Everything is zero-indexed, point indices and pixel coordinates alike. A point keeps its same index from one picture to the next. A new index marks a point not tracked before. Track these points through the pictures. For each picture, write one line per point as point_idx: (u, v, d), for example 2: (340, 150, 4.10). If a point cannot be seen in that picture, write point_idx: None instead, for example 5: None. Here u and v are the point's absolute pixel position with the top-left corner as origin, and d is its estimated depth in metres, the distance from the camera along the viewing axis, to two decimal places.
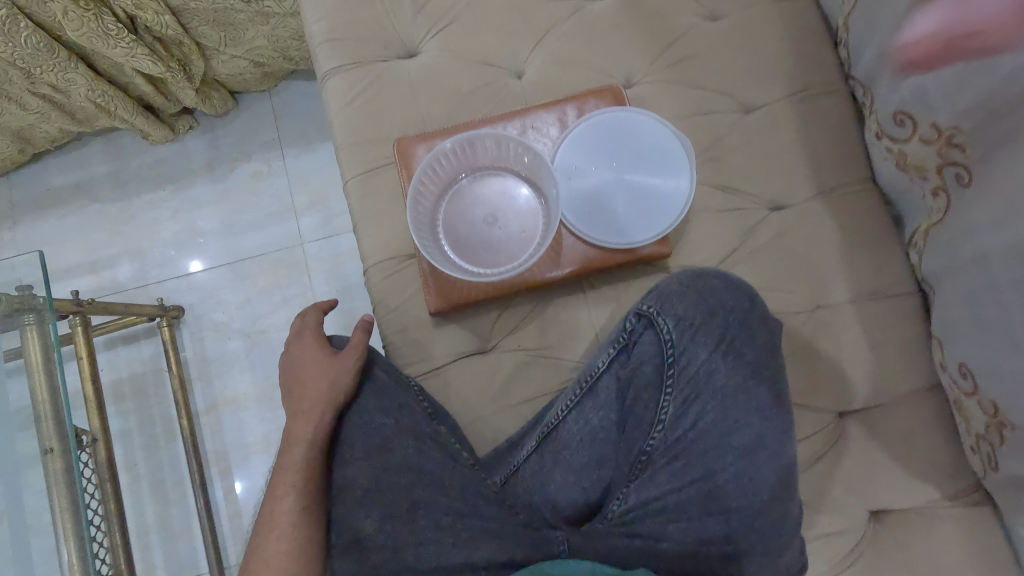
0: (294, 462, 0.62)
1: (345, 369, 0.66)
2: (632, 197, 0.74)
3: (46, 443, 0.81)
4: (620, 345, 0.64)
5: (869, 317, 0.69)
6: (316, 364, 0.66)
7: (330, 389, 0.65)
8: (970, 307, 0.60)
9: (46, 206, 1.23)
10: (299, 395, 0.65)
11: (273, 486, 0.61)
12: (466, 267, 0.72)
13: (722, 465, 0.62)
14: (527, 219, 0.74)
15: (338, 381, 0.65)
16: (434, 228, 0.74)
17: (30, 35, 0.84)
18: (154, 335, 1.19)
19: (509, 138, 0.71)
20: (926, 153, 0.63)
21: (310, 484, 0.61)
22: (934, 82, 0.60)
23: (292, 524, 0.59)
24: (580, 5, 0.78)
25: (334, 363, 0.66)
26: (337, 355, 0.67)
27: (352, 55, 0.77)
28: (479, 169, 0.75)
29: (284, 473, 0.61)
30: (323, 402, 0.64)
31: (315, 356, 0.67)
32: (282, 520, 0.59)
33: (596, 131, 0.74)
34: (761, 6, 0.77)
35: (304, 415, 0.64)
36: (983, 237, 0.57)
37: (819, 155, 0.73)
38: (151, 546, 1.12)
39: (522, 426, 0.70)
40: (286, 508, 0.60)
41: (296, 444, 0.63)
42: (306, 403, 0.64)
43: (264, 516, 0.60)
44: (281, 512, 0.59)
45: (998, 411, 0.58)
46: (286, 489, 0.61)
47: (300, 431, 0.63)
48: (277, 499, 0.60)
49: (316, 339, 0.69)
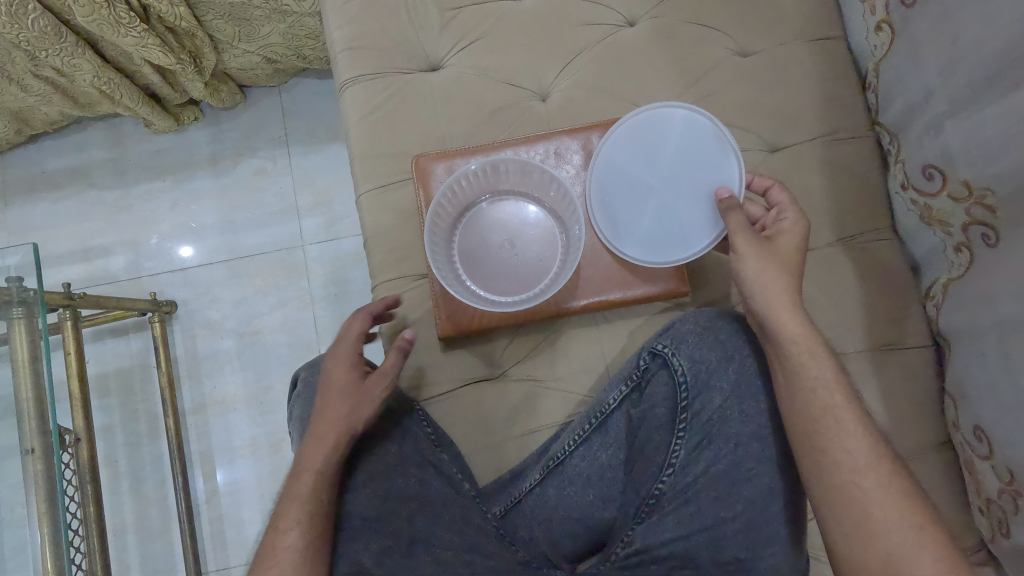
0: (302, 493, 0.58)
1: (369, 398, 0.62)
2: (672, 211, 0.70)
3: (28, 443, 0.77)
4: (633, 383, 0.65)
5: (882, 369, 0.69)
6: (340, 387, 0.62)
7: (351, 417, 0.61)
8: (986, 371, 0.59)
9: (40, 189, 1.20)
10: (318, 419, 0.61)
11: (278, 516, 0.57)
12: (480, 293, 0.71)
13: (731, 516, 0.59)
14: (546, 247, 0.73)
15: (359, 412, 0.61)
16: (449, 250, 0.72)
17: (38, 18, 0.80)
18: (144, 329, 1.16)
19: (534, 165, 0.70)
20: (953, 209, 0.62)
21: (317, 521, 0.57)
22: (967, 142, 0.59)
23: (295, 564, 0.55)
24: (610, 32, 0.77)
25: (357, 391, 0.62)
26: (363, 381, 0.62)
27: (373, 65, 0.76)
28: (499, 193, 0.73)
29: (291, 505, 0.57)
30: (341, 430, 0.60)
31: (341, 378, 0.63)
32: (285, 556, 0.55)
33: (631, 146, 0.71)
34: (793, 45, 0.76)
35: (319, 441, 0.60)
36: (1006, 303, 0.56)
37: (843, 201, 0.73)
38: (127, 547, 1.09)
39: (529, 455, 0.69)
40: (289, 542, 0.56)
41: (304, 472, 0.59)
42: (324, 429, 0.60)
43: (266, 548, 0.56)
44: (283, 547, 0.55)
45: (1013, 478, 0.57)
46: (292, 521, 0.57)
47: (312, 461, 0.59)
48: (281, 532, 0.56)
49: (348, 356, 0.64)
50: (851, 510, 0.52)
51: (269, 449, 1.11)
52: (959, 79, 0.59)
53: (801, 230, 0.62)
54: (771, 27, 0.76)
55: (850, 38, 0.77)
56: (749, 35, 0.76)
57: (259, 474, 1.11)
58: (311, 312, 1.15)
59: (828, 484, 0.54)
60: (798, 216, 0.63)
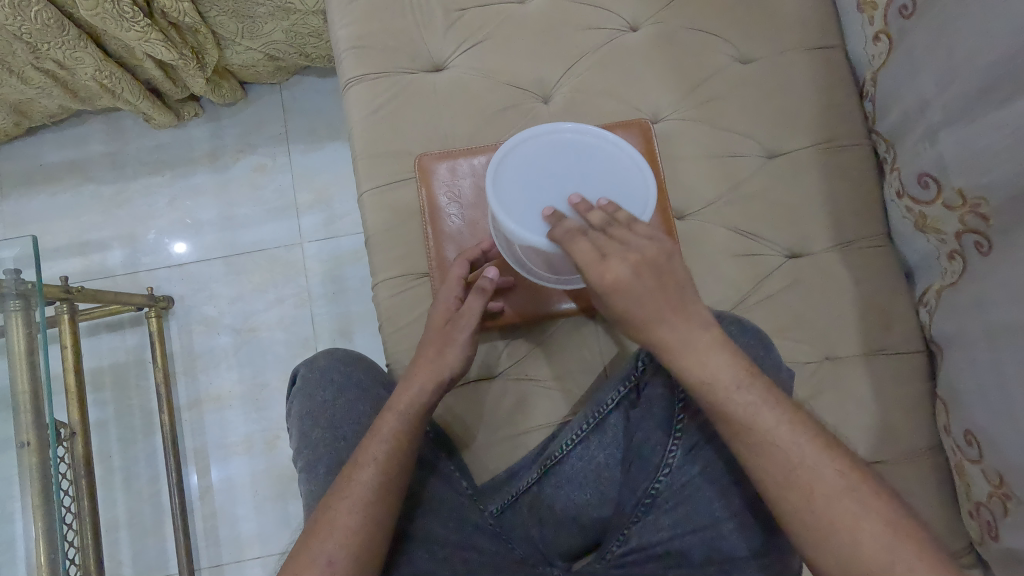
0: (386, 430, 0.58)
1: (458, 342, 0.64)
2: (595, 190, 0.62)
3: (23, 436, 0.76)
4: (630, 384, 0.65)
5: (876, 372, 0.70)
6: (432, 333, 0.65)
7: (439, 360, 0.63)
8: (976, 377, 0.60)
9: (37, 181, 1.19)
10: (412, 363, 0.63)
11: (358, 454, 0.58)
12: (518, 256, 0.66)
13: (725, 515, 0.59)
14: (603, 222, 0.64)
15: (448, 357, 0.63)
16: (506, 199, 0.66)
17: (41, 11, 0.80)
18: (140, 324, 1.16)
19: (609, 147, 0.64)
20: (946, 217, 0.63)
21: (395, 459, 0.57)
22: (960, 153, 0.60)
23: (366, 499, 0.55)
24: (612, 37, 0.77)
25: (447, 337, 0.64)
26: (453, 326, 0.64)
27: (378, 65, 0.76)
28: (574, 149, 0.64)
29: (373, 442, 0.58)
30: (431, 374, 0.62)
31: (436, 323, 0.65)
32: (359, 489, 0.55)
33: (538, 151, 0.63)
34: (792, 53, 0.77)
35: (409, 383, 0.61)
36: (997, 310, 0.57)
37: (839, 207, 0.74)
38: (119, 543, 1.08)
39: (524, 455, 0.70)
40: (367, 477, 0.55)
41: (390, 413, 0.60)
42: (417, 371, 0.62)
43: (341, 481, 0.56)
44: (358, 480, 0.55)
45: (1003, 482, 0.58)
46: (370, 457, 0.57)
47: (399, 400, 0.60)
48: (358, 467, 0.57)
49: (446, 302, 0.66)
50: (833, 525, 0.48)
51: (264, 446, 1.11)
52: (954, 91, 0.60)
53: (620, 294, 0.53)
54: (771, 36, 0.78)
55: (849, 48, 0.78)
56: (750, 42, 0.78)
57: (255, 470, 1.11)
58: (309, 310, 1.15)
59: (794, 502, 0.49)
60: (602, 277, 0.53)
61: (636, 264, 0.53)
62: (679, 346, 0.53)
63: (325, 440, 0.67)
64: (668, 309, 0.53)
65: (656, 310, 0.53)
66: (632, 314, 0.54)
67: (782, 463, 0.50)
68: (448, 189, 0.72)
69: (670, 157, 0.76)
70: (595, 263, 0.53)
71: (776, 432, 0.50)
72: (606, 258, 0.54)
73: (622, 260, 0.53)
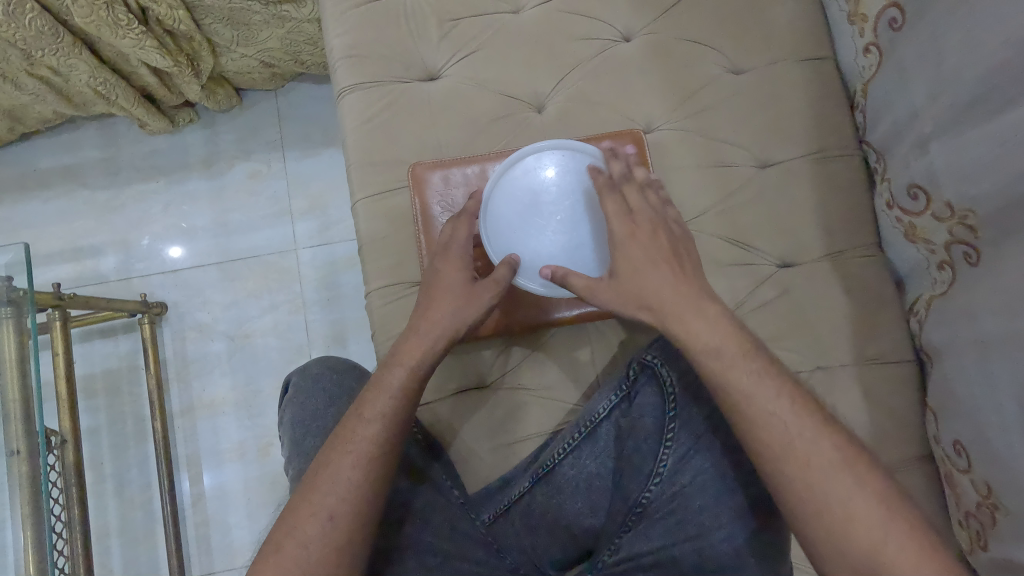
0: (393, 384, 0.58)
1: (480, 301, 0.63)
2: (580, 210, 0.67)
3: (13, 444, 0.76)
4: (621, 394, 0.65)
5: (868, 382, 0.70)
6: (445, 288, 0.64)
7: (455, 318, 0.62)
8: (965, 388, 0.61)
9: (30, 187, 1.19)
10: (421, 315, 0.62)
11: (361, 406, 0.57)
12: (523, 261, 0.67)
13: (715, 525, 0.58)
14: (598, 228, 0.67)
15: (465, 314, 0.62)
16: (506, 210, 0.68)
17: (35, 18, 0.80)
18: (133, 330, 1.15)
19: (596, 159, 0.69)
20: (936, 229, 0.64)
21: (401, 416, 0.57)
22: (948, 165, 0.61)
23: (369, 455, 0.54)
24: (605, 47, 0.78)
25: (470, 294, 0.63)
26: (479, 287, 0.64)
27: (371, 74, 0.77)
28: (562, 166, 0.69)
29: (378, 395, 0.57)
30: (444, 332, 0.61)
31: (456, 281, 0.64)
32: (363, 443, 0.54)
33: (527, 175, 0.69)
34: (784, 64, 0.78)
35: (418, 336, 0.61)
36: (985, 321, 0.58)
37: (831, 217, 0.74)
38: (110, 551, 1.08)
39: (516, 465, 0.71)
40: (371, 433, 0.55)
41: (398, 365, 0.59)
42: (425, 325, 0.62)
43: (344, 432, 0.56)
44: (363, 435, 0.55)
45: (991, 492, 0.58)
46: (376, 412, 0.56)
47: (408, 355, 0.60)
48: (362, 421, 0.56)
49: (462, 258, 0.65)
50: (828, 549, 0.47)
51: (258, 453, 1.11)
52: (942, 104, 0.61)
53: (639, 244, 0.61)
54: (762, 47, 0.78)
55: (840, 58, 0.79)
56: (742, 53, 0.78)
57: (247, 477, 1.10)
58: (302, 316, 1.15)
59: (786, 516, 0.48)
60: (624, 226, 0.62)
61: (655, 224, 0.62)
62: (683, 306, 0.57)
63: (317, 450, 0.67)
64: (676, 279, 0.58)
65: (664, 261, 0.59)
66: (644, 268, 0.59)
67: (784, 471, 0.49)
68: (441, 197, 0.73)
69: (662, 167, 0.76)
70: (619, 216, 0.62)
71: (780, 438, 0.49)
72: (633, 215, 0.63)
73: (644, 217, 0.62)
